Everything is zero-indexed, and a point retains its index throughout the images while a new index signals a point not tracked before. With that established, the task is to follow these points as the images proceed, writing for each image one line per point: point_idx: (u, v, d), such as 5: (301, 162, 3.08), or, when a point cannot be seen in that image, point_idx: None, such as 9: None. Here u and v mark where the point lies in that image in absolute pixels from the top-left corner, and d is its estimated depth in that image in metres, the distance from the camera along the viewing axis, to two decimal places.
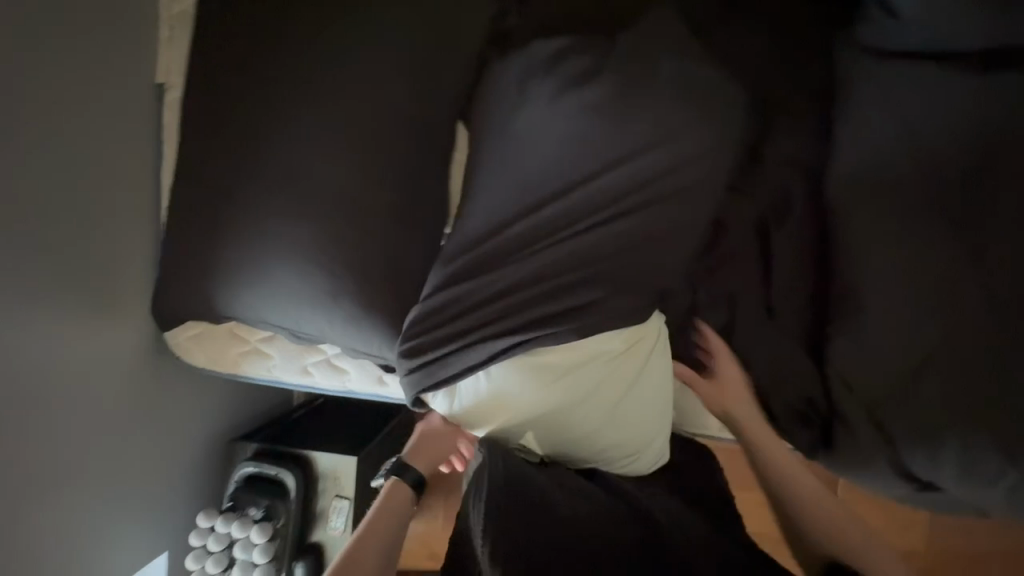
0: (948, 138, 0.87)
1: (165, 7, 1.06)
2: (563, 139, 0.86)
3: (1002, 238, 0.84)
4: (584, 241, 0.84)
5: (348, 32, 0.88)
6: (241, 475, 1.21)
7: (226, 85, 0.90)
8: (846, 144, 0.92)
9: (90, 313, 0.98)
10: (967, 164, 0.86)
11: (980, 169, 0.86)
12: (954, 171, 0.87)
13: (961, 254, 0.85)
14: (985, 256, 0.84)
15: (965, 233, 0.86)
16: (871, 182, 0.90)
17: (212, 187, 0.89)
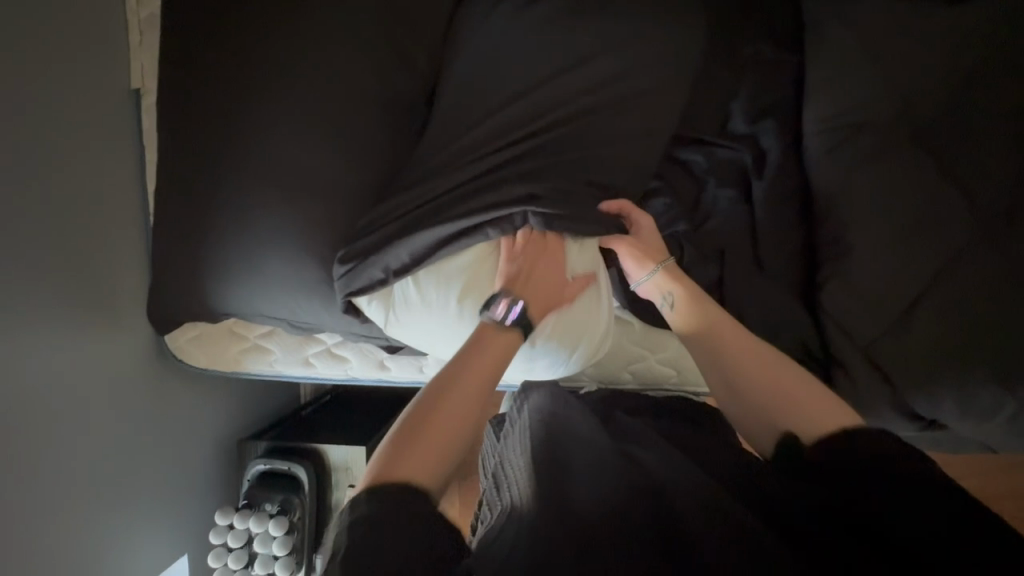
0: (934, 74, 0.86)
1: (132, 10, 1.05)
2: (538, 85, 0.86)
3: (979, 169, 0.85)
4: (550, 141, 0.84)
5: (316, 18, 0.88)
6: (254, 473, 1.23)
7: (199, 81, 0.90)
8: (826, 89, 0.91)
9: (89, 321, 0.99)
10: (941, 98, 0.86)
11: (964, 106, 0.86)
12: (938, 107, 0.87)
13: (950, 191, 0.86)
14: (975, 191, 0.85)
15: (954, 170, 0.86)
16: (855, 127, 0.90)
17: (193, 186, 0.89)
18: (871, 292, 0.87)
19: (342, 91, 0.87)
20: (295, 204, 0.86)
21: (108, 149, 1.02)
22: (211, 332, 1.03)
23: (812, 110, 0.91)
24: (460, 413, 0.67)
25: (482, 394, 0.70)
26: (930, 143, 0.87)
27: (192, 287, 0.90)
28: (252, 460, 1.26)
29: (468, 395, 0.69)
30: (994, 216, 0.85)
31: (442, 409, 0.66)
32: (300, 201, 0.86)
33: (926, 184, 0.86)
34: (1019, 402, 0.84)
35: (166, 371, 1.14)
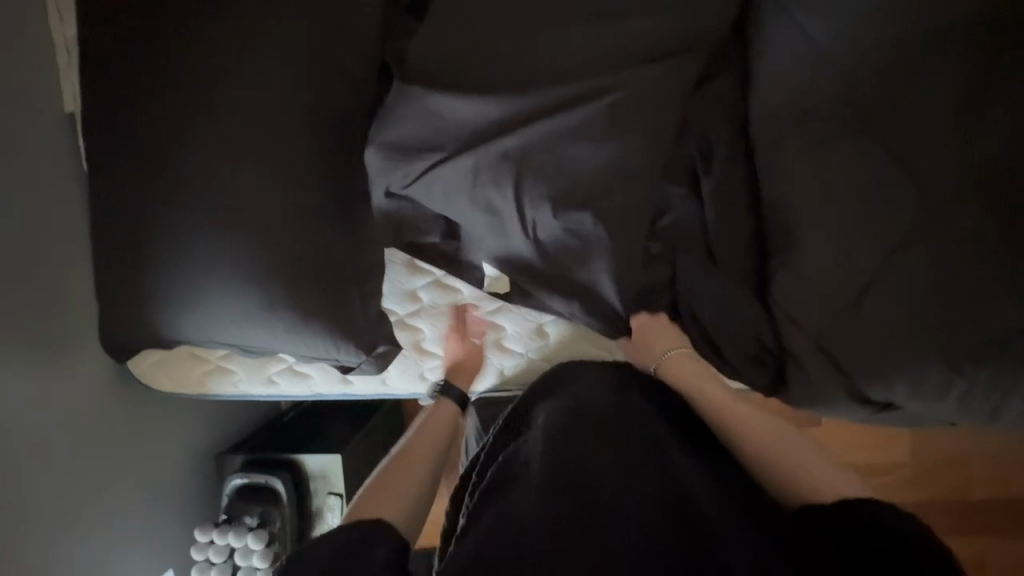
0: (880, 58, 0.85)
1: (57, 27, 1.00)
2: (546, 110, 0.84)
3: (927, 154, 0.85)
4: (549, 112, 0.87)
5: (245, 33, 0.85)
6: (232, 487, 1.23)
7: (129, 104, 0.86)
8: (769, 78, 0.89)
9: (42, 353, 0.97)
10: (885, 84, 0.85)
11: (911, 90, 0.85)
12: (883, 93, 0.86)
13: (898, 177, 0.86)
14: (921, 176, 0.85)
15: (901, 156, 0.85)
16: (800, 115, 0.88)
17: (131, 213, 0.87)
18: (825, 283, 0.87)
19: (279, 109, 0.85)
20: (238, 229, 0.85)
21: (45, 178, 0.99)
22: (171, 357, 1.03)
23: (760, 102, 0.89)
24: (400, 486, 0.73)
25: (410, 474, 0.75)
26: (879, 130, 0.86)
27: (142, 317, 0.89)
28: (229, 475, 1.27)
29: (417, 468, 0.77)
30: (942, 200, 0.85)
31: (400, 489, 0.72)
32: (245, 226, 0.85)
33: (871, 172, 0.86)
34: (969, 383, 0.85)
35: (132, 395, 1.14)
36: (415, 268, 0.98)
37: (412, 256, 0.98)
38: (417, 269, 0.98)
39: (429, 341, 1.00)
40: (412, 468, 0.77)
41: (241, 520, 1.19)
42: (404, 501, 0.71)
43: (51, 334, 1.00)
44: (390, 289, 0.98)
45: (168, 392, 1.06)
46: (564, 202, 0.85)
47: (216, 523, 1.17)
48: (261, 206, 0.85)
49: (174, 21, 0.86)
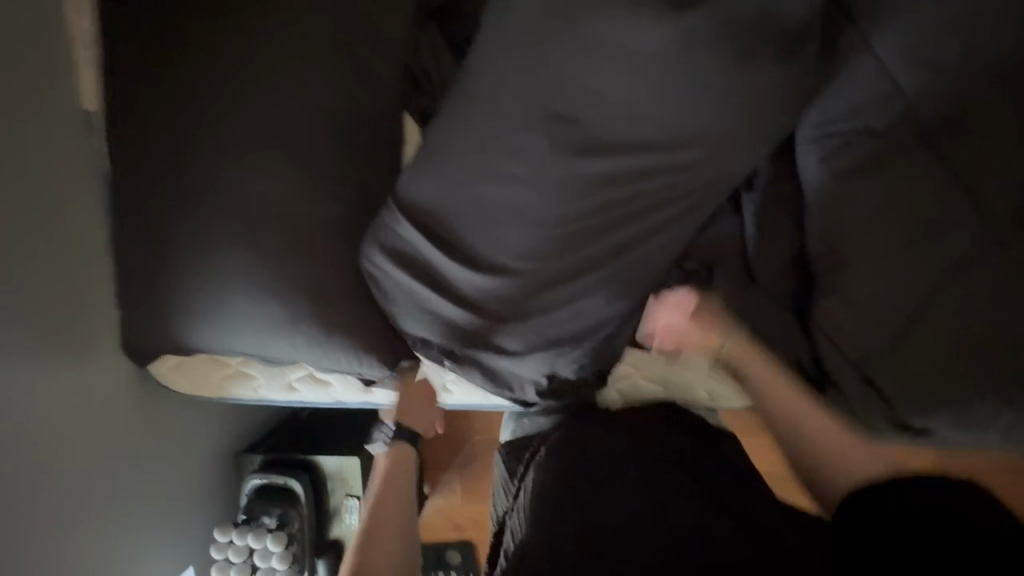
0: (943, 72, 0.80)
1: (76, 22, 0.97)
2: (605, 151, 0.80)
3: (987, 175, 0.80)
4: (594, 124, 0.81)
5: (270, 35, 0.81)
6: (251, 487, 1.24)
7: (149, 106, 0.83)
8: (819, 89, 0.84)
9: (63, 355, 0.97)
10: (948, 99, 0.80)
11: (976, 106, 0.79)
12: (944, 109, 0.80)
13: (956, 199, 0.81)
14: (980, 199, 0.80)
15: (960, 177, 0.80)
16: (850, 131, 0.83)
17: (152, 220, 0.85)
18: (870, 307, 0.83)
19: (304, 114, 0.82)
20: (261, 238, 0.83)
21: (65, 178, 0.97)
22: (191, 361, 1.02)
23: (811, 115, 0.85)
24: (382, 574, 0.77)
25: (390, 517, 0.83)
26: (938, 146, 0.81)
27: (163, 325, 0.88)
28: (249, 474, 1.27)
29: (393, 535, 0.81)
30: (1000, 224, 0.80)
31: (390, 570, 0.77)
32: (268, 235, 0.83)
33: (927, 193, 0.81)
34: (1017, 414, 0.82)
35: (153, 396, 1.14)
36: None
37: None
38: None
39: None
40: (382, 543, 0.80)
41: (260, 520, 1.20)
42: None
43: (72, 335, 0.99)
44: None
45: (189, 396, 1.06)
46: (601, 218, 0.83)
47: (235, 523, 1.18)
48: (283, 216, 0.82)
49: (197, 20, 0.82)
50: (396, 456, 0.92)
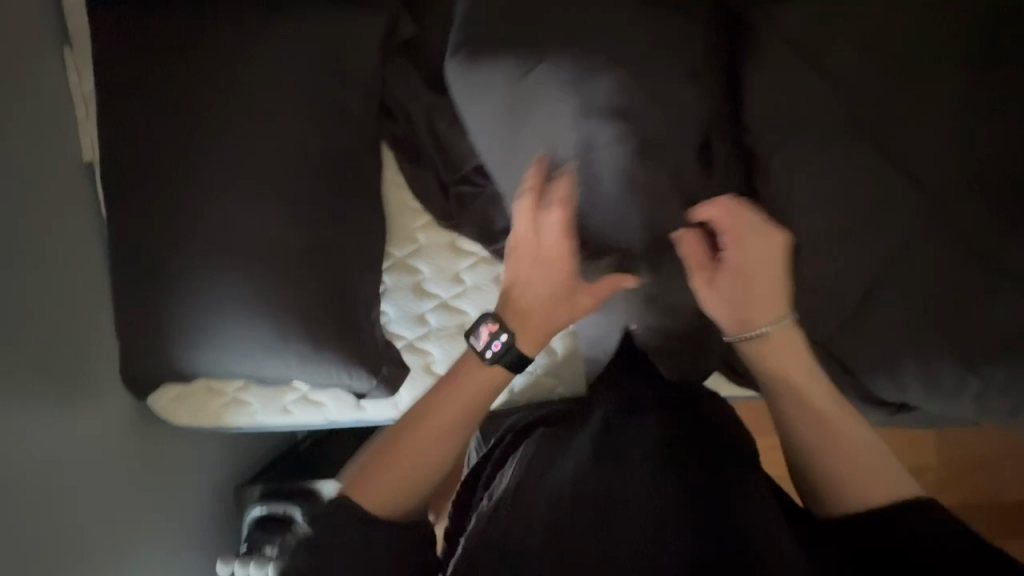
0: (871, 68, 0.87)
1: (76, 85, 1.06)
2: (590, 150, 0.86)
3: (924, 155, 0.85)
4: (553, 137, 0.87)
5: (252, 79, 0.89)
6: (252, 518, 1.25)
7: (143, 151, 0.90)
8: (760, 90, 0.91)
9: (67, 391, 1.01)
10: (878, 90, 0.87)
11: (904, 95, 0.86)
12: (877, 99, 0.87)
13: (896, 180, 0.87)
14: (918, 179, 0.86)
15: (897, 160, 0.87)
16: (793, 124, 0.90)
17: (148, 254, 0.91)
18: (829, 286, 0.87)
19: (287, 149, 0.89)
20: (249, 264, 0.88)
21: (67, 226, 1.04)
22: (189, 391, 1.06)
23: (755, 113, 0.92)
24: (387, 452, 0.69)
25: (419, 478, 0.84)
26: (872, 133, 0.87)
27: (162, 354, 0.92)
28: (250, 505, 1.28)
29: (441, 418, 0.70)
30: (938, 201, 0.85)
31: (420, 445, 0.69)
32: (256, 260, 0.88)
33: (869, 176, 0.87)
34: (983, 379, 0.85)
35: (153, 431, 1.17)
36: (421, 293, 1.00)
37: (418, 281, 1.00)
38: (423, 293, 1.00)
39: (440, 363, 1.01)
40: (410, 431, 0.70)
41: (261, 550, 1.20)
42: (413, 483, 0.67)
43: (73, 374, 1.02)
44: (398, 314, 1.01)
45: (188, 426, 1.09)
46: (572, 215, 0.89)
47: (237, 554, 1.18)
48: (271, 242, 0.88)
49: (184, 68, 0.89)
50: (457, 362, 0.75)
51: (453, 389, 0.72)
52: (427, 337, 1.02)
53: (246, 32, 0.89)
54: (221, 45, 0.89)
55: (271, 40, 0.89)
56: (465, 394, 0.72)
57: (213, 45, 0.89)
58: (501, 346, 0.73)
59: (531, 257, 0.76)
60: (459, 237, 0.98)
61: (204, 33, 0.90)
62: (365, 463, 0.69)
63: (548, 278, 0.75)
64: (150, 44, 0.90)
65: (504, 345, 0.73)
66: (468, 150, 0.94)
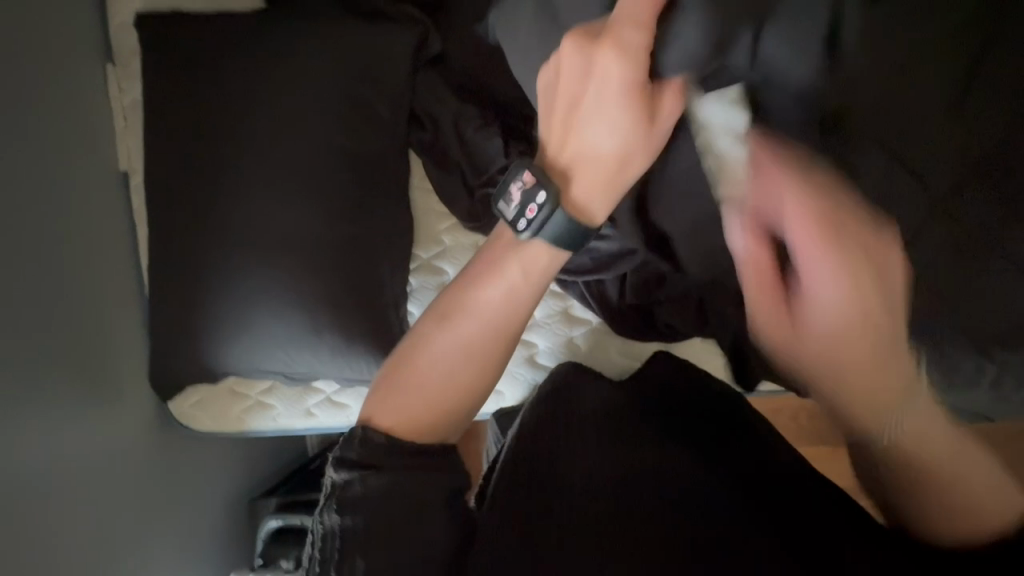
0: None
1: (116, 98, 1.11)
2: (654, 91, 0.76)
3: (966, 140, 0.73)
4: None
5: (289, 86, 0.93)
6: (267, 531, 1.22)
7: (182, 154, 0.94)
8: None
9: (93, 394, 1.01)
10: None
11: None
12: None
13: None
14: None
15: None
16: None
17: (183, 253, 0.93)
18: None
19: (322, 152, 0.93)
20: (282, 262, 0.91)
21: (100, 232, 1.06)
22: (212, 394, 1.06)
23: None
24: (412, 363, 0.65)
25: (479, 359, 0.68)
26: None
27: (194, 352, 0.94)
28: (264, 519, 1.26)
29: (473, 336, 0.65)
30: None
31: (445, 358, 0.65)
32: (290, 258, 0.91)
33: None
34: None
35: (172, 439, 1.16)
36: None
37: (443, 282, 1.03)
38: None
39: None
40: (436, 337, 0.66)
41: (276, 564, 1.17)
42: (435, 407, 0.64)
43: (99, 377, 1.02)
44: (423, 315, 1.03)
45: (208, 431, 1.08)
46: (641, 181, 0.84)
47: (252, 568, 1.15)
48: (305, 241, 0.91)
49: (225, 76, 0.94)
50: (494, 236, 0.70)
51: (487, 293, 0.66)
52: None
53: (284, 43, 0.94)
54: (260, 55, 0.94)
55: (308, 48, 0.94)
56: (502, 310, 0.66)
57: (253, 55, 0.94)
58: (534, 215, 0.65)
59: (601, 106, 0.62)
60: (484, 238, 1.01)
61: (245, 44, 0.94)
62: (385, 375, 0.66)
63: (612, 136, 0.63)
64: (195, 55, 0.94)
65: (540, 210, 0.64)
66: (494, 153, 0.97)
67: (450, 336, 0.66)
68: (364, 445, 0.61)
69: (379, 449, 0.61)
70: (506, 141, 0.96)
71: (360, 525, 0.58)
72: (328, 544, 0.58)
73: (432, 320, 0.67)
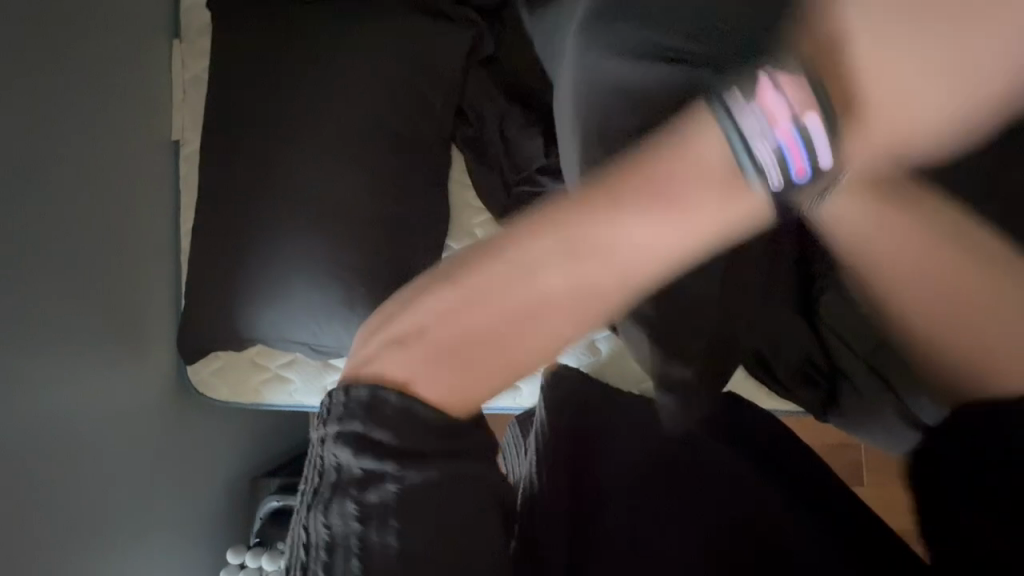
0: None
1: (178, 72, 1.16)
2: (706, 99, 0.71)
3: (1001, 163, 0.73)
4: None
5: (345, 68, 0.98)
6: (266, 510, 1.21)
7: (238, 127, 0.98)
8: None
9: (120, 348, 1.03)
10: None
11: None
12: None
13: None
14: None
15: None
16: None
17: (227, 219, 0.96)
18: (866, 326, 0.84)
19: (369, 134, 0.97)
20: (321, 235, 0.94)
21: (146, 196, 1.10)
22: (233, 362, 1.07)
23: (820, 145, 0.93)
24: (461, 303, 0.47)
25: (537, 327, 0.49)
26: None
27: (223, 315, 0.96)
28: (264, 498, 1.25)
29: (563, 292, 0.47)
30: None
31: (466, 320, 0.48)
32: (329, 233, 0.94)
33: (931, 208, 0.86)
34: None
35: (185, 405, 1.17)
36: None
37: None
38: None
39: None
40: (543, 273, 0.46)
41: (273, 544, 1.16)
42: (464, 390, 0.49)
43: (127, 336, 1.05)
44: None
45: (224, 401, 1.09)
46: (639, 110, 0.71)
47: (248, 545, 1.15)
48: (343, 216, 0.94)
49: (285, 56, 0.98)
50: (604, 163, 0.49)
51: (631, 238, 0.46)
52: None
53: (344, 28, 0.99)
54: (320, 37, 0.99)
55: (366, 37, 0.98)
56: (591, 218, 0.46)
57: (313, 36, 0.99)
58: None
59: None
60: None
61: (307, 26, 0.99)
62: (409, 313, 0.48)
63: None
64: (260, 34, 1.00)
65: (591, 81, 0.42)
66: (535, 151, 1.01)
67: (536, 254, 0.46)
68: (375, 417, 0.47)
69: (391, 422, 0.47)
70: (547, 142, 1.00)
71: (394, 544, 0.44)
72: (339, 560, 0.44)
73: (568, 234, 0.46)
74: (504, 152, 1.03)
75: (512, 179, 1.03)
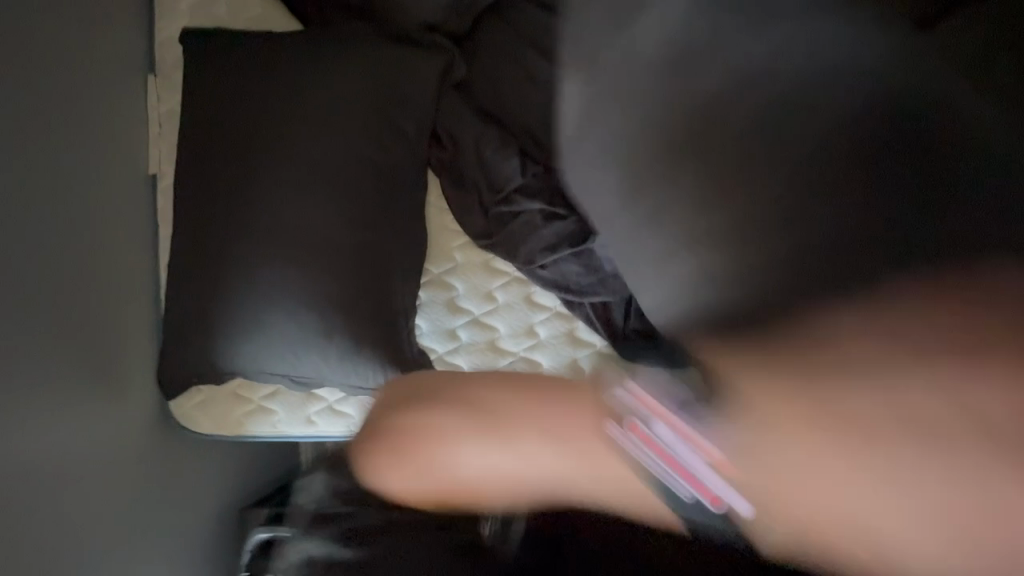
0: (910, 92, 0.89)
1: (154, 106, 1.17)
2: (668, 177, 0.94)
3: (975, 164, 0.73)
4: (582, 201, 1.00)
5: (318, 98, 0.98)
6: (254, 542, 1.18)
7: (214, 162, 0.98)
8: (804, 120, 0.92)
9: (102, 386, 1.01)
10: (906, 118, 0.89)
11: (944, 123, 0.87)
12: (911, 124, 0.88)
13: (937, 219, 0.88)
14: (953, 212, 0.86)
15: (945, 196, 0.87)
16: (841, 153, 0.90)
17: (206, 253, 0.96)
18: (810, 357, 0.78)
19: (344, 163, 0.97)
20: (298, 266, 0.94)
21: (125, 231, 1.10)
22: (215, 396, 1.06)
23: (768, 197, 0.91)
24: (543, 388, 0.71)
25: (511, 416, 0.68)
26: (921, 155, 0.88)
27: (204, 350, 0.95)
28: (252, 529, 1.23)
29: (606, 489, 0.65)
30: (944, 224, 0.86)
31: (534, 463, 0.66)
32: (305, 263, 0.94)
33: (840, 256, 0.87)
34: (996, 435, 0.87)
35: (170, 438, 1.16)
36: (454, 308, 1.05)
37: (452, 297, 1.05)
38: (456, 308, 1.05)
39: None
40: (545, 401, 0.69)
41: None
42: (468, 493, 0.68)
43: (110, 372, 1.04)
44: (430, 328, 1.05)
45: (206, 434, 1.08)
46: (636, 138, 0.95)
47: None
48: (320, 245, 0.94)
49: (257, 89, 0.99)
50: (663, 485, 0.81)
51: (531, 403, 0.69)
52: (455, 353, 1.06)
53: (316, 59, 1.00)
54: (294, 68, 0.99)
55: (337, 66, 0.99)
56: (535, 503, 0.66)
57: (286, 67, 0.99)
58: None
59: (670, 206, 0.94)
60: (495, 257, 1.05)
61: (278, 58, 1.00)
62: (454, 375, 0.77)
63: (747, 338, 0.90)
64: (234, 68, 1.00)
65: None
66: (511, 172, 1.02)
67: (498, 400, 0.71)
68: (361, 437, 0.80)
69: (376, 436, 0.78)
70: (523, 162, 1.03)
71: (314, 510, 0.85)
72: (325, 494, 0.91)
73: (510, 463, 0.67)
74: (479, 174, 1.04)
75: (490, 199, 1.04)
